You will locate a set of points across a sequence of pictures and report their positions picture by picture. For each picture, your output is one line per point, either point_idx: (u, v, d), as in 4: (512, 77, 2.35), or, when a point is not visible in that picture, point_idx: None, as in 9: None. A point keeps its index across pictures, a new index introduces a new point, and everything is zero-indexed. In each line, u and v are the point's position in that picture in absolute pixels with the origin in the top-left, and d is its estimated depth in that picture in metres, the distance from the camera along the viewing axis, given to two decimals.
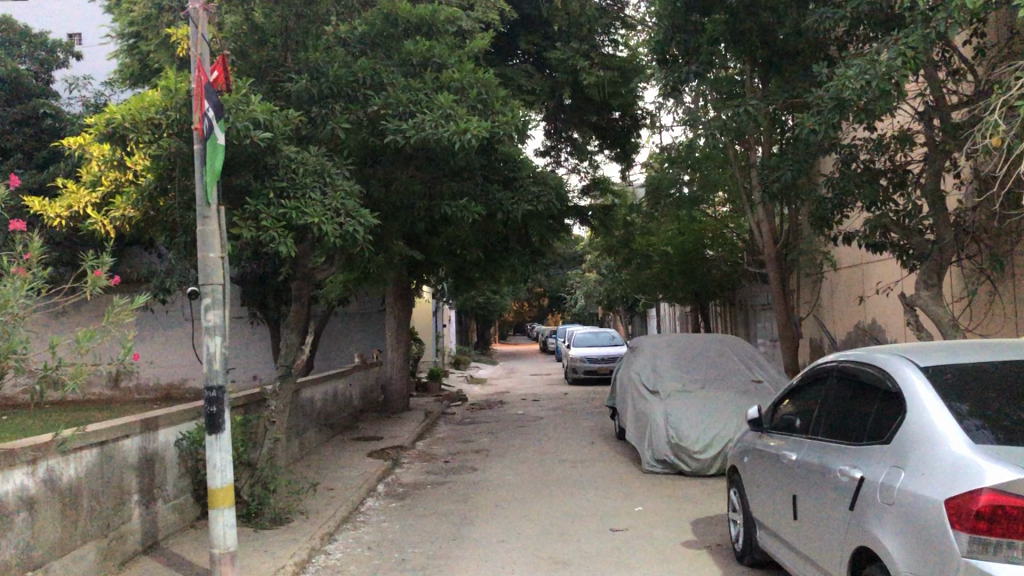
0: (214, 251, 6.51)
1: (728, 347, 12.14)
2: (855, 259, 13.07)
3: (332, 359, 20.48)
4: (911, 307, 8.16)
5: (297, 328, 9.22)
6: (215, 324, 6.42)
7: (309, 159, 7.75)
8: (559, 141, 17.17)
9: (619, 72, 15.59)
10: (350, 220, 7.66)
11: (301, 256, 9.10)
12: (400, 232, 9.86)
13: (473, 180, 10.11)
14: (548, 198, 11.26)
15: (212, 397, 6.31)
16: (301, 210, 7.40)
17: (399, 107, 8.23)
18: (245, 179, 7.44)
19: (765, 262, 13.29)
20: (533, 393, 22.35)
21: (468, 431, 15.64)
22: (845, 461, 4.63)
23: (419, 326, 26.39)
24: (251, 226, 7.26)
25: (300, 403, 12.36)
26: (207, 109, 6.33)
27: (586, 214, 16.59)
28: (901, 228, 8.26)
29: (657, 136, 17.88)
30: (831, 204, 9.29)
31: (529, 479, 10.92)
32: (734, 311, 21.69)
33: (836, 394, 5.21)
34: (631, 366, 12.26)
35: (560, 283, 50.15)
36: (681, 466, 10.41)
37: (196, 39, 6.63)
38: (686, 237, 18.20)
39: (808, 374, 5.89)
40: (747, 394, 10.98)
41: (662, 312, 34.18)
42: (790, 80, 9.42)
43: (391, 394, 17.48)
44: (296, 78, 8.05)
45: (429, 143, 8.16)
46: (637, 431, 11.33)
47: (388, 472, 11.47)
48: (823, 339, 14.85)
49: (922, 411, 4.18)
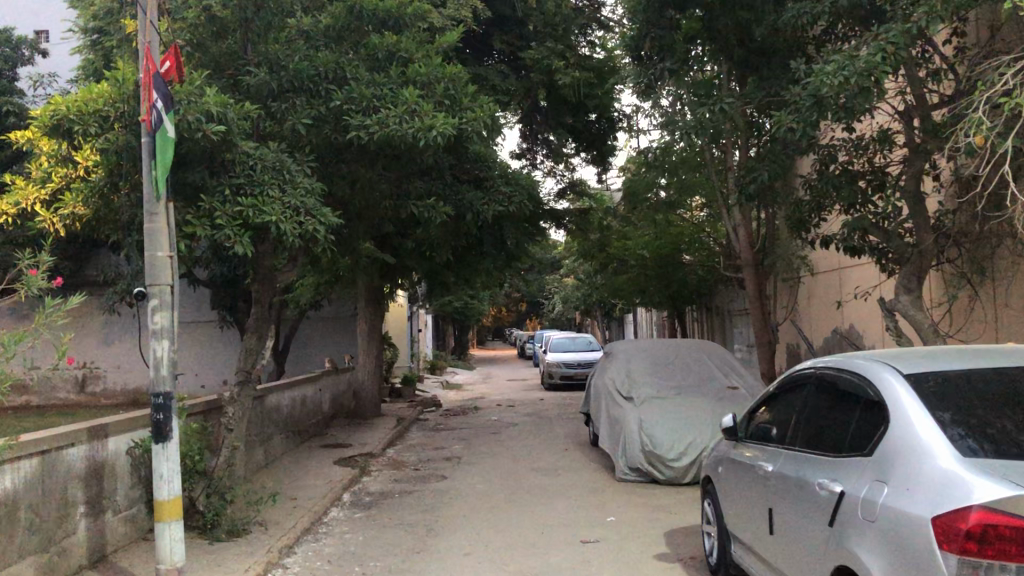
0: (162, 250, 6.17)
1: (704, 353, 11.90)
2: (832, 263, 12.89)
3: (303, 364, 20.10)
4: (890, 312, 7.94)
5: (258, 331, 8.89)
6: (162, 326, 6.10)
7: (268, 156, 7.44)
8: (535, 143, 17.02)
9: (595, 73, 15.41)
10: (310, 219, 7.35)
11: (262, 257, 8.79)
12: (367, 233, 9.57)
13: (442, 180, 9.82)
14: (521, 199, 10.98)
15: (159, 404, 6.00)
16: (258, 208, 7.10)
17: (363, 102, 7.96)
18: (199, 175, 7.12)
19: (742, 266, 13.10)
20: (509, 400, 22.05)
21: (441, 438, 15.32)
22: (824, 473, 4.38)
23: (395, 330, 26.06)
24: (205, 225, 6.95)
25: (265, 409, 12.01)
26: (156, 100, 5.99)
27: (563, 219, 16.34)
28: (879, 231, 8.05)
29: (634, 139, 17.70)
30: (808, 207, 9.08)
31: (499, 488, 10.62)
32: (711, 316, 21.50)
33: (814, 403, 4.95)
34: (605, 373, 11.99)
35: (538, 289, 49.99)
36: (655, 475, 10.13)
37: (146, 24, 6.25)
38: (663, 241, 17.97)
39: (785, 381, 5.63)
40: (724, 400, 10.73)
41: (640, 317, 34.05)
42: (766, 79, 9.20)
43: (362, 400, 17.12)
44: (255, 71, 7.74)
45: (393, 140, 7.89)
46: (611, 439, 11.05)
47: (354, 481, 11.14)
48: (800, 344, 14.66)
49: (905, 422, 3.93)
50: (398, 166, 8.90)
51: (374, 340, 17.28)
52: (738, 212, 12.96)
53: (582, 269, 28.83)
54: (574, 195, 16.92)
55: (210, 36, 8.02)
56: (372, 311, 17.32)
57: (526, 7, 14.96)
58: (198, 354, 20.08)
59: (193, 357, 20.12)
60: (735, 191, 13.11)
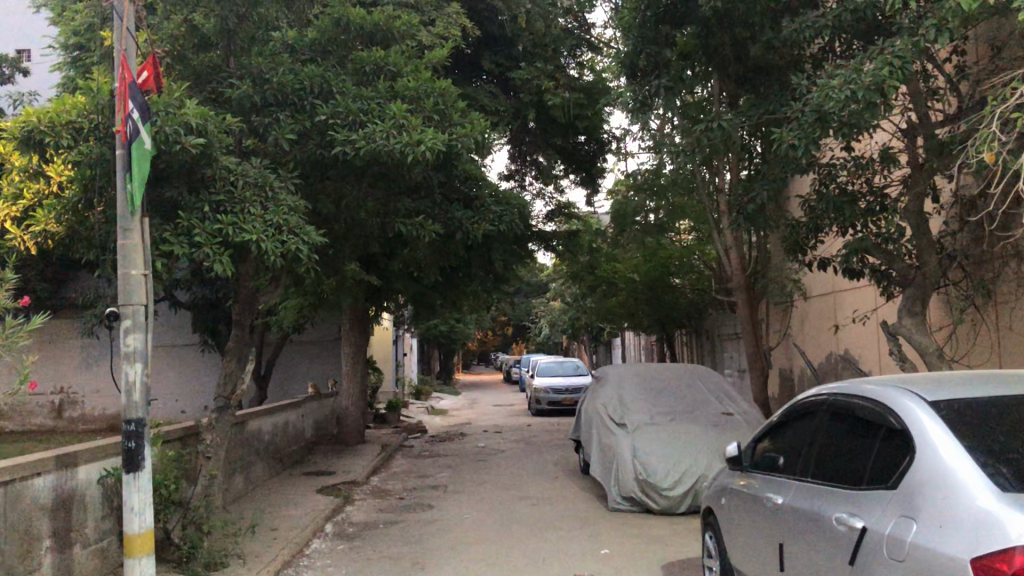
0: (136, 268, 5.83)
1: (698, 379, 11.63)
2: (827, 286, 12.67)
3: (285, 389, 19.69)
4: (893, 336, 7.69)
5: (238, 355, 8.56)
6: (135, 348, 5.76)
7: (250, 172, 7.15)
8: (523, 165, 16.75)
9: (584, 94, 15.22)
10: (293, 238, 7.05)
11: (243, 277, 8.46)
12: (353, 253, 9.26)
13: (430, 198, 9.54)
14: (512, 219, 10.72)
15: (131, 431, 5.65)
16: (238, 226, 6.80)
17: (348, 116, 7.69)
18: (177, 191, 6.82)
19: (735, 288, 12.86)
20: (496, 425, 21.69)
21: (427, 466, 14.95)
22: (842, 508, 4.09)
23: (380, 354, 25.67)
24: (183, 243, 6.64)
25: (245, 435, 11.62)
26: (132, 110, 5.70)
27: (551, 242, 16.04)
28: (882, 253, 7.83)
29: (623, 161, 17.50)
30: (807, 228, 8.86)
31: (488, 518, 10.26)
32: (701, 341, 21.24)
33: (827, 431, 4.67)
34: (597, 398, 11.68)
35: (524, 313, 49.71)
36: (648, 504, 9.80)
37: (122, 33, 5.98)
38: (653, 264, 17.72)
39: (792, 408, 5.35)
40: (718, 426, 10.45)
41: (627, 342, 33.74)
42: (763, 97, 8.98)
43: (346, 426, 16.73)
44: (238, 83, 7.46)
45: (380, 155, 7.62)
46: (602, 467, 10.72)
47: (337, 510, 10.76)
48: (793, 369, 14.41)
49: (931, 450, 3.67)
50: (385, 183, 8.62)
51: (359, 364, 16.90)
52: (731, 234, 12.75)
53: (569, 293, 28.57)
54: (563, 217, 16.72)
55: (192, 48, 7.75)
56: (356, 334, 16.96)
57: (516, 26, 14.75)
58: (178, 378, 19.66)
59: (173, 381, 19.69)
60: (727, 213, 12.90)
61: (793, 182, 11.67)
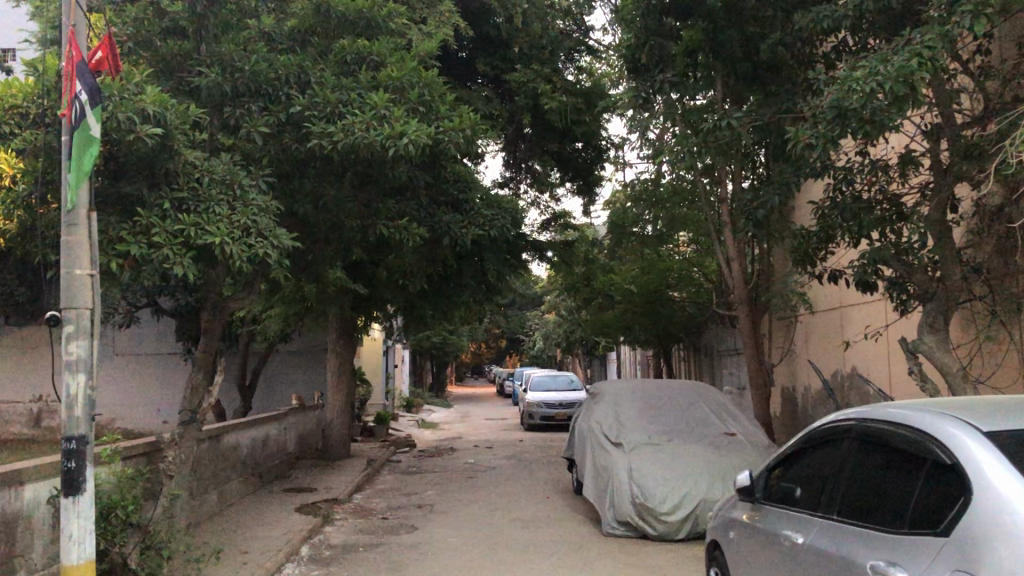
0: (82, 267, 5.21)
1: (699, 397, 11.05)
2: (834, 299, 12.11)
3: (270, 400, 19.06)
4: (913, 354, 7.11)
5: (206, 366, 7.97)
6: (79, 357, 5.14)
7: (217, 167, 6.61)
8: (519, 172, 16.13)
9: (583, 99, 14.68)
10: (262, 240, 6.49)
11: (213, 282, 7.90)
12: (334, 259, 8.68)
13: (416, 201, 8.97)
14: (504, 224, 10.17)
15: (71, 450, 5.04)
16: (202, 227, 6.25)
17: (326, 108, 7.15)
18: (136, 186, 6.26)
19: (736, 302, 12.32)
20: (487, 441, 21.07)
21: (413, 483, 14.34)
22: (876, 554, 3.52)
23: (370, 366, 25.07)
24: (141, 243, 6.07)
25: (219, 450, 11.00)
26: (80, 92, 5.11)
27: (546, 251, 15.50)
28: (900, 264, 7.29)
29: (620, 171, 16.96)
30: (818, 238, 8.31)
31: (474, 541, 9.66)
32: (699, 355, 20.65)
33: (858, 463, 4.08)
34: (591, 416, 11.07)
35: (519, 325, 49.09)
36: (646, 530, 9.18)
37: (70, 4, 5.36)
38: (651, 276, 17.13)
39: (812, 434, 4.76)
40: (721, 448, 9.86)
41: (623, 355, 33.15)
42: (774, 97, 8.45)
43: (330, 440, 16.10)
44: (206, 71, 6.91)
45: (360, 149, 7.06)
46: (596, 488, 10.11)
47: (314, 532, 10.13)
48: (797, 388, 13.84)
49: (989, 488, 3.10)
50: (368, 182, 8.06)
51: (345, 375, 16.30)
52: (733, 245, 12.20)
53: (564, 306, 27.98)
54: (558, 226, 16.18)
55: (159, 34, 7.18)
56: (343, 344, 16.37)
57: (512, 27, 14.23)
58: (160, 387, 19.06)
59: (155, 391, 19.08)
60: (728, 222, 12.36)
61: (801, 190, 11.12)
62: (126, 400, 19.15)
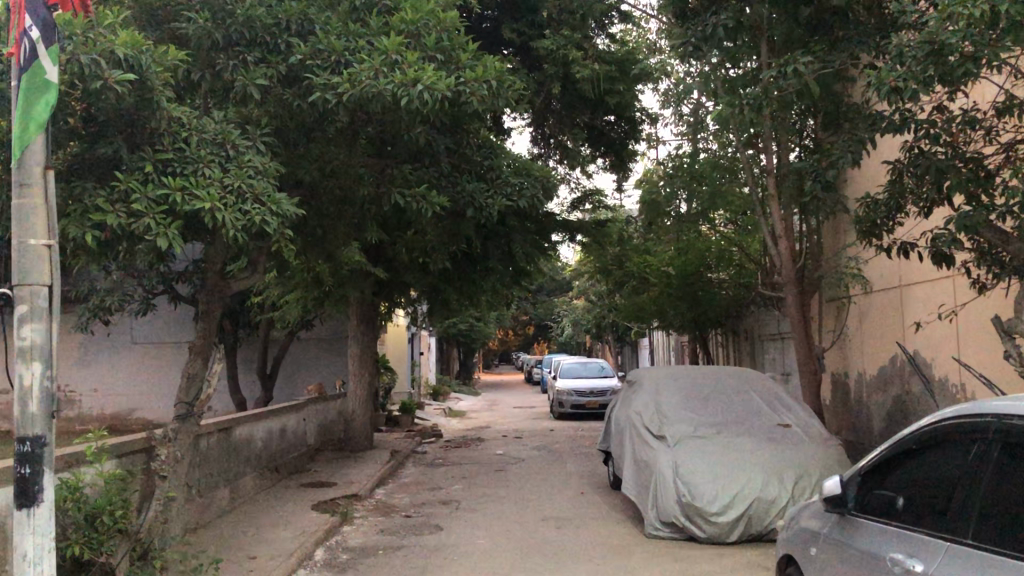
0: (36, 236, 4.36)
1: (747, 385, 10.13)
2: (895, 275, 11.12)
3: (290, 390, 18.35)
4: (1011, 335, 6.13)
5: (206, 353, 7.18)
6: (33, 343, 4.30)
7: (207, 126, 5.89)
8: (548, 148, 15.18)
9: (616, 66, 13.68)
10: (258, 206, 5.70)
11: (212, 260, 7.12)
12: (347, 234, 7.86)
13: (437, 168, 8.13)
14: (532, 194, 9.31)
15: (22, 453, 4.20)
16: (189, 192, 5.49)
17: (329, 56, 6.38)
18: (113, 147, 5.53)
19: (784, 284, 11.35)
20: (516, 430, 20.22)
21: (438, 476, 13.54)
22: None
23: (394, 353, 24.32)
24: (119, 212, 5.33)
25: (230, 444, 10.24)
26: (30, 27, 4.35)
27: (576, 232, 14.63)
28: (994, 231, 6.36)
29: (655, 144, 15.95)
30: (891, 206, 7.35)
31: (503, 543, 8.87)
32: (739, 341, 19.63)
33: (1006, 474, 3.20)
34: (629, 405, 10.17)
35: (546, 312, 48.11)
36: (692, 531, 8.29)
37: None
38: (688, 256, 16.12)
39: (925, 433, 3.86)
40: (775, 440, 8.94)
41: (656, 341, 32.06)
42: (839, 49, 7.50)
43: (352, 431, 15.30)
44: (194, 17, 6.15)
45: (367, 101, 6.31)
46: (636, 484, 9.21)
47: (331, 532, 9.35)
48: (849, 374, 12.84)
49: None
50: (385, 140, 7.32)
51: (367, 363, 15.53)
52: (780, 222, 11.24)
53: (594, 290, 27.00)
54: (589, 206, 15.24)
55: None
56: (364, 331, 15.58)
57: None
58: (178, 377, 18.41)
59: (173, 380, 18.44)
60: (776, 196, 11.38)
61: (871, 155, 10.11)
62: (145, 391, 18.54)
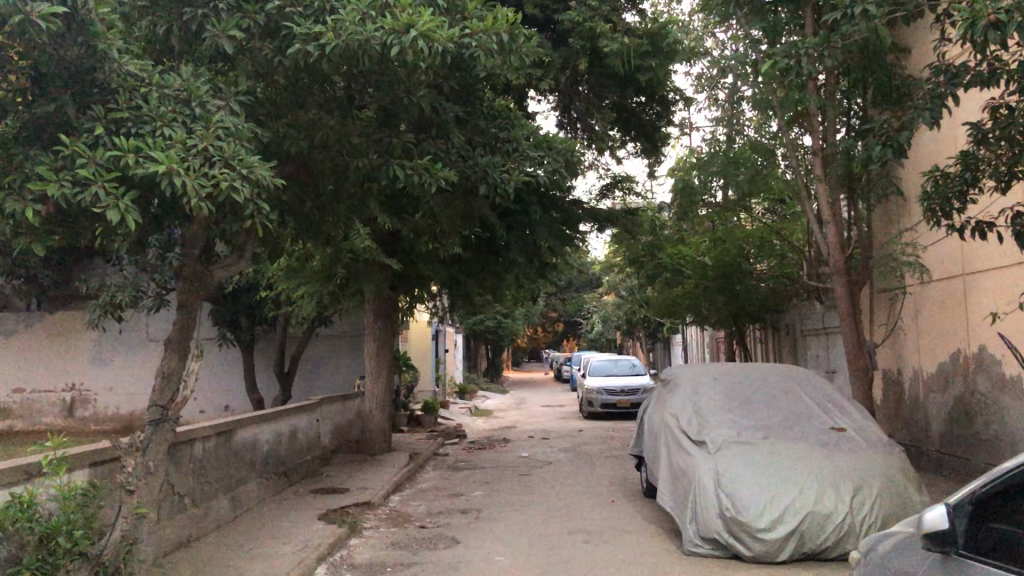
0: None
1: (795, 384, 9.14)
2: (959, 262, 10.10)
3: (308, 389, 17.60)
4: None
5: (184, 351, 6.33)
6: None
7: (172, 80, 5.42)
8: (574, 129, 14.19)
9: (648, 40, 12.74)
10: (228, 171, 5.08)
11: (191, 246, 6.32)
12: (346, 216, 7.06)
13: (447, 141, 7.35)
14: (554, 172, 8.41)
15: None
16: (144, 154, 4.85)
17: (313, 4, 6.00)
18: (57, 104, 5.02)
19: (832, 273, 10.37)
20: (544, 431, 19.30)
21: (460, 481, 12.67)
22: None
23: (417, 352, 23.47)
24: (63, 181, 4.62)
25: (231, 449, 9.41)
26: None
27: (604, 221, 13.64)
28: None
29: (690, 124, 14.92)
30: (966, 176, 6.37)
31: (524, 559, 7.99)
32: (778, 337, 18.57)
33: None
34: (663, 407, 9.23)
35: (575, 308, 47.11)
36: (736, 550, 7.31)
37: None
38: (725, 247, 15.02)
39: None
40: (829, 447, 7.95)
41: (690, 338, 30.93)
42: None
43: (369, 433, 14.45)
44: None
45: (355, 54, 5.94)
46: (672, 495, 8.24)
47: (337, 546, 8.51)
48: (903, 373, 11.79)
49: None
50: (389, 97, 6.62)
51: (385, 360, 14.68)
52: (828, 207, 10.12)
53: (625, 285, 26.04)
54: (619, 193, 14.23)
55: None
56: (381, 327, 14.72)
57: None
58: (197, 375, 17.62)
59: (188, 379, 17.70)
60: (824, 178, 10.35)
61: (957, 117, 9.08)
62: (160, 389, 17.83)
